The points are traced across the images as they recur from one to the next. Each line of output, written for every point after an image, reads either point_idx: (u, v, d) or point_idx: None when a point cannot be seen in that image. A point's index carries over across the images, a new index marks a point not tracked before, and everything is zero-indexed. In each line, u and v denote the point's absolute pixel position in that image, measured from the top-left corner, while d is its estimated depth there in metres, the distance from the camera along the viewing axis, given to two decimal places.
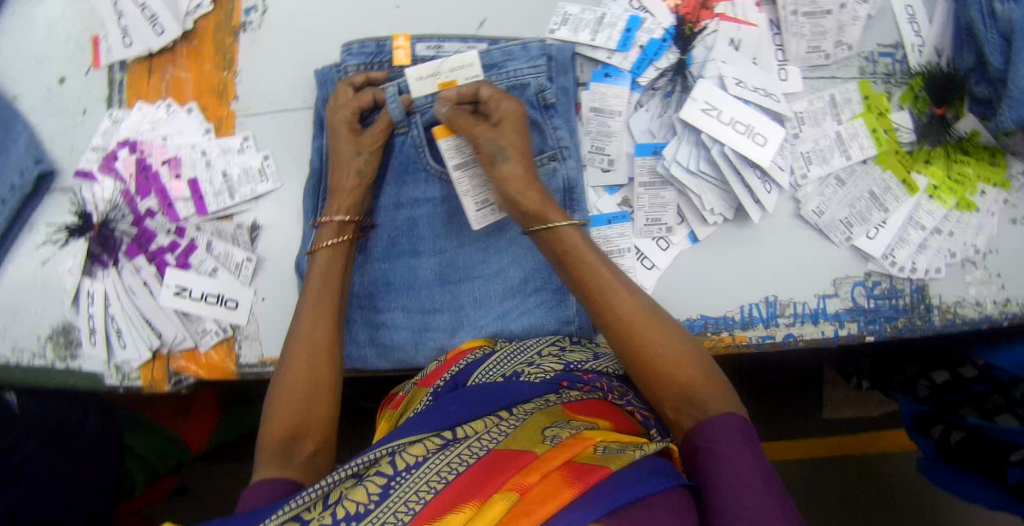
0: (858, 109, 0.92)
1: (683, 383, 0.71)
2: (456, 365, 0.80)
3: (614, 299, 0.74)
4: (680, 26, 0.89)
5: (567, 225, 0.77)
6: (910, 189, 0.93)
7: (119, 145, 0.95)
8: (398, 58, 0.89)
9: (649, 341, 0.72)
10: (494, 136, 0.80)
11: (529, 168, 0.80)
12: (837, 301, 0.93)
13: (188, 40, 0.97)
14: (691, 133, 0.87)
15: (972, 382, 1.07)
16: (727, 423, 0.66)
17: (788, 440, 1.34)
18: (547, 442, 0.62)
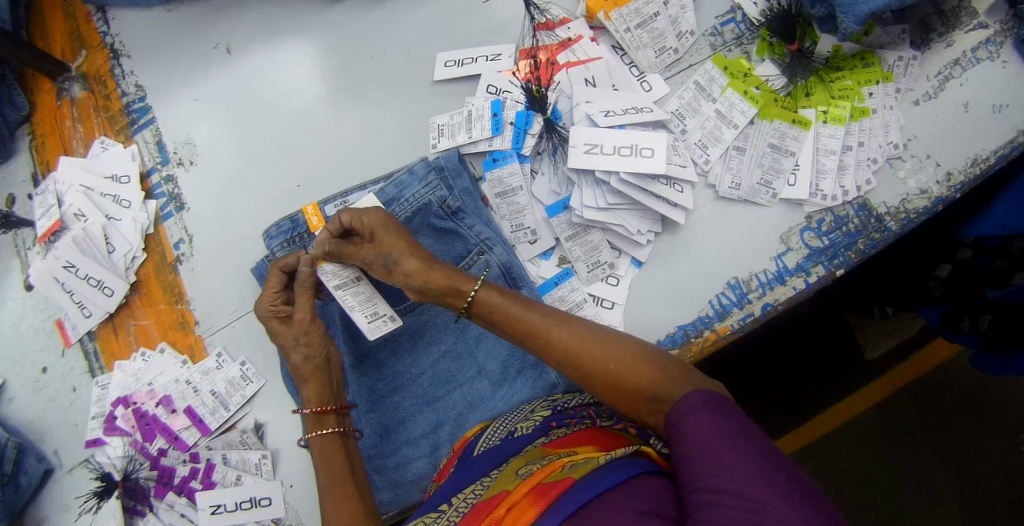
0: (723, 81, 0.97)
1: (641, 385, 0.77)
2: (461, 450, 0.87)
3: (548, 338, 0.81)
4: (528, 91, 0.96)
5: (481, 288, 0.83)
6: (803, 125, 0.95)
7: (115, 405, 1.01)
8: (313, 224, 0.95)
9: (598, 359, 0.79)
10: (376, 250, 0.84)
11: (422, 253, 0.85)
12: (794, 254, 0.97)
13: (137, 289, 1.05)
14: (585, 176, 0.92)
15: (973, 261, 1.19)
16: (693, 402, 0.71)
17: (842, 397, 1.50)
18: (519, 478, 0.72)
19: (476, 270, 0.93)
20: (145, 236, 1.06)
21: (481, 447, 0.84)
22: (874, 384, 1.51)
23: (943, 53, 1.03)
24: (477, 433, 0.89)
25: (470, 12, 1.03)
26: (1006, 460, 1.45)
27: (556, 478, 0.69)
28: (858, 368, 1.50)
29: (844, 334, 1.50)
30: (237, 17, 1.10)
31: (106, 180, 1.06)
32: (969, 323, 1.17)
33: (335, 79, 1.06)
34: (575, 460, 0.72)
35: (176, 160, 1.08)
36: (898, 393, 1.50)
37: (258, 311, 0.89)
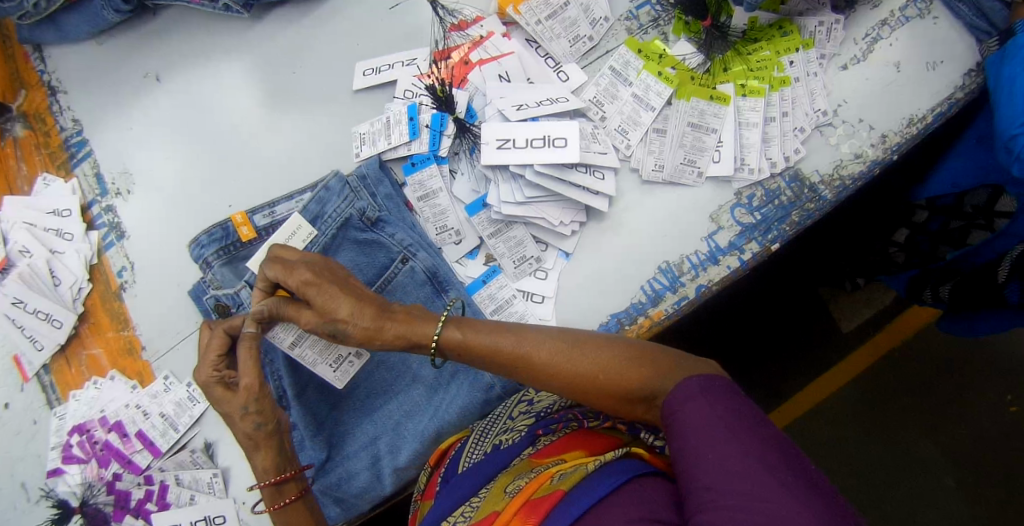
0: (639, 64, 0.96)
1: (631, 385, 0.75)
2: (444, 466, 0.86)
3: (526, 366, 0.79)
4: (433, 91, 0.96)
5: (444, 327, 0.82)
6: (722, 100, 0.94)
7: (70, 434, 1.03)
8: (244, 234, 0.95)
9: (579, 370, 0.78)
10: (319, 314, 0.80)
11: (368, 306, 0.81)
12: (725, 232, 0.95)
13: (85, 319, 1.07)
14: (500, 171, 0.92)
15: (928, 223, 1.15)
16: (692, 391, 0.69)
17: (821, 375, 1.47)
18: (507, 496, 0.71)
19: (402, 276, 0.94)
20: (90, 267, 1.08)
21: (466, 462, 0.83)
22: (854, 357, 1.47)
23: (869, 14, 1.01)
24: (458, 441, 0.89)
25: (386, 20, 1.04)
26: (996, 424, 1.42)
27: (546, 492, 0.68)
28: (833, 342, 1.48)
29: (814, 307, 1.48)
30: (162, 43, 1.12)
31: (49, 215, 1.09)
32: (930, 293, 1.18)
33: (261, 97, 1.07)
34: (563, 469, 0.71)
35: (114, 190, 1.10)
36: (882, 364, 1.46)
37: (199, 379, 0.83)
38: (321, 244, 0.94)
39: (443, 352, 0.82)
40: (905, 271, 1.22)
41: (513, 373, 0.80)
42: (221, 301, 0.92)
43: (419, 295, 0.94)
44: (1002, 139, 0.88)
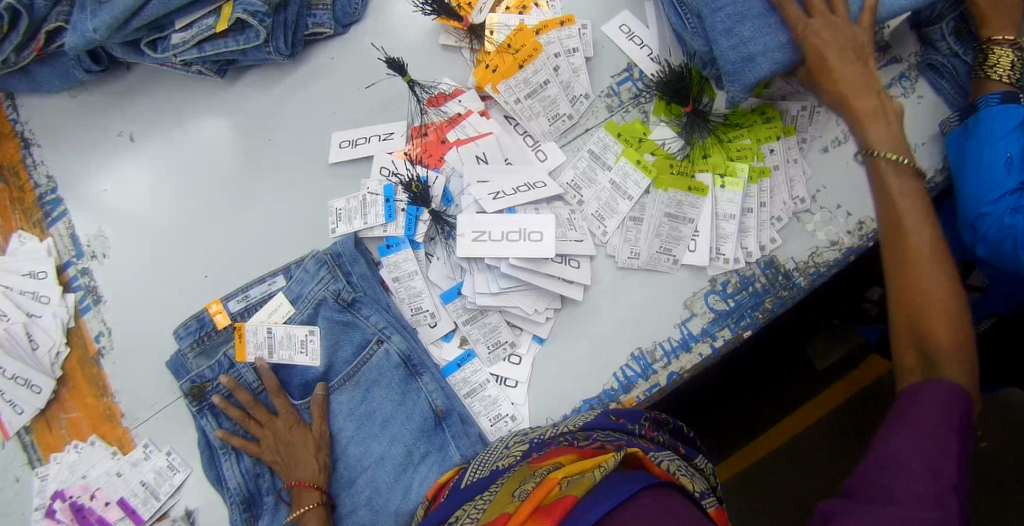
0: (618, 149, 0.96)
1: (934, 343, 0.68)
2: (442, 494, 0.85)
3: (909, 235, 0.72)
4: (410, 184, 0.94)
5: (882, 158, 0.76)
6: (699, 191, 0.94)
7: (52, 499, 1.05)
8: (220, 322, 0.99)
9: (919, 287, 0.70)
10: (839, 54, 0.81)
11: (868, 83, 0.80)
12: (698, 319, 0.95)
13: (65, 382, 1.08)
14: (475, 261, 0.93)
15: None
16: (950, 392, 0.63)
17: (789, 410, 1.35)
18: (516, 498, 0.69)
19: (378, 359, 0.95)
20: (68, 330, 1.08)
21: (465, 483, 0.83)
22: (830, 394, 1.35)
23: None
24: (453, 476, 0.89)
25: (364, 92, 1.04)
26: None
27: (555, 498, 0.68)
28: (805, 379, 1.35)
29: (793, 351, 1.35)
30: (137, 102, 1.10)
31: (24, 278, 1.08)
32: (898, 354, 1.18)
33: (237, 163, 1.06)
34: (569, 475, 0.71)
35: (90, 252, 1.09)
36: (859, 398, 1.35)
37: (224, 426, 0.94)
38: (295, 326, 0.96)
39: (868, 169, 0.78)
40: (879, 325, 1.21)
41: (889, 238, 0.74)
42: (203, 378, 0.96)
43: (393, 378, 0.95)
44: (969, 216, 0.87)
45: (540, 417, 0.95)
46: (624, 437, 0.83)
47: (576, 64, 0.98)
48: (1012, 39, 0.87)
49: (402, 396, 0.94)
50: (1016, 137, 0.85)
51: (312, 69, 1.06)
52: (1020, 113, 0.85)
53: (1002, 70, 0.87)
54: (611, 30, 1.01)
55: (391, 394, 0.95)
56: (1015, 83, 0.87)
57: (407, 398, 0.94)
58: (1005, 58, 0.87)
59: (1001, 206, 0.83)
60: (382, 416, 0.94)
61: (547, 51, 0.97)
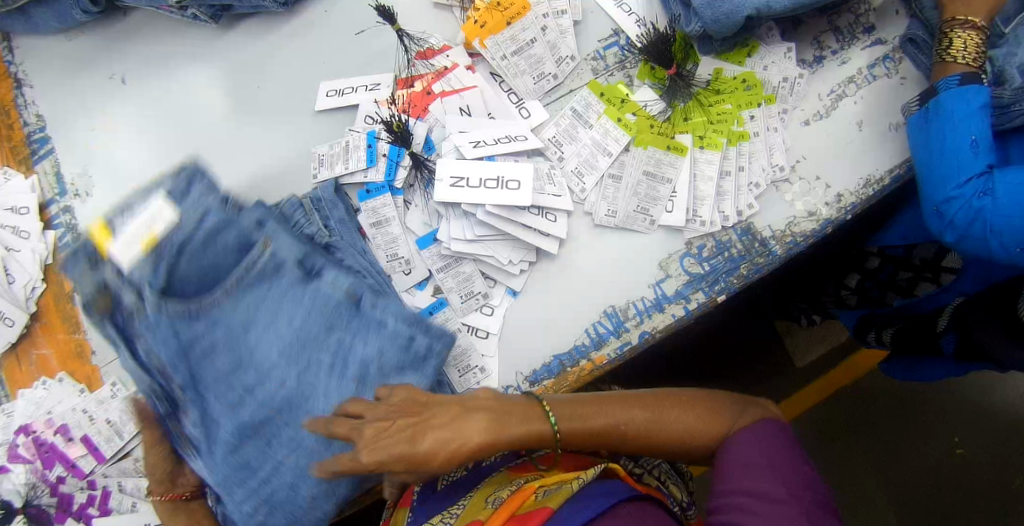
0: (600, 108, 0.97)
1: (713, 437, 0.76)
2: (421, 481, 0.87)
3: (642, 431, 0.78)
4: (388, 122, 0.96)
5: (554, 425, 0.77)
6: (679, 151, 0.95)
7: (15, 434, 1.03)
8: None
9: (654, 436, 0.77)
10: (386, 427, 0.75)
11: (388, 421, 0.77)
12: (672, 281, 0.95)
13: (37, 319, 1.07)
14: (453, 208, 0.93)
15: (878, 271, 1.21)
16: (764, 433, 0.73)
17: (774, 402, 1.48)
18: (489, 506, 0.73)
19: (262, 264, 0.89)
20: (45, 267, 1.08)
21: (444, 481, 0.85)
22: (811, 387, 1.48)
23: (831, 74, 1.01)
24: None
25: (354, 44, 1.05)
26: (940, 466, 1.41)
27: (529, 508, 0.70)
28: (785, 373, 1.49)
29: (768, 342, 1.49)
30: (131, 48, 1.11)
31: (6, 212, 1.08)
32: (875, 334, 1.24)
33: (226, 109, 1.08)
34: (546, 485, 0.74)
35: (73, 191, 1.10)
36: (850, 392, 1.47)
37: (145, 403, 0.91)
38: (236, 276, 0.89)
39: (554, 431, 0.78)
40: (856, 311, 1.27)
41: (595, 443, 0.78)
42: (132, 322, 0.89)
43: (328, 306, 0.90)
44: (935, 199, 0.91)
45: (509, 369, 0.95)
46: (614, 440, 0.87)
47: (563, 25, 1.00)
48: (966, 19, 0.90)
49: (334, 324, 0.90)
50: (979, 117, 0.88)
51: (304, 21, 1.08)
52: (982, 93, 0.88)
53: (958, 52, 0.90)
54: None
55: (357, 337, 0.90)
56: (974, 63, 0.90)
57: (365, 339, 0.89)
58: (968, 40, 0.90)
59: (967, 190, 0.87)
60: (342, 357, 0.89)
61: (536, 11, 0.99)
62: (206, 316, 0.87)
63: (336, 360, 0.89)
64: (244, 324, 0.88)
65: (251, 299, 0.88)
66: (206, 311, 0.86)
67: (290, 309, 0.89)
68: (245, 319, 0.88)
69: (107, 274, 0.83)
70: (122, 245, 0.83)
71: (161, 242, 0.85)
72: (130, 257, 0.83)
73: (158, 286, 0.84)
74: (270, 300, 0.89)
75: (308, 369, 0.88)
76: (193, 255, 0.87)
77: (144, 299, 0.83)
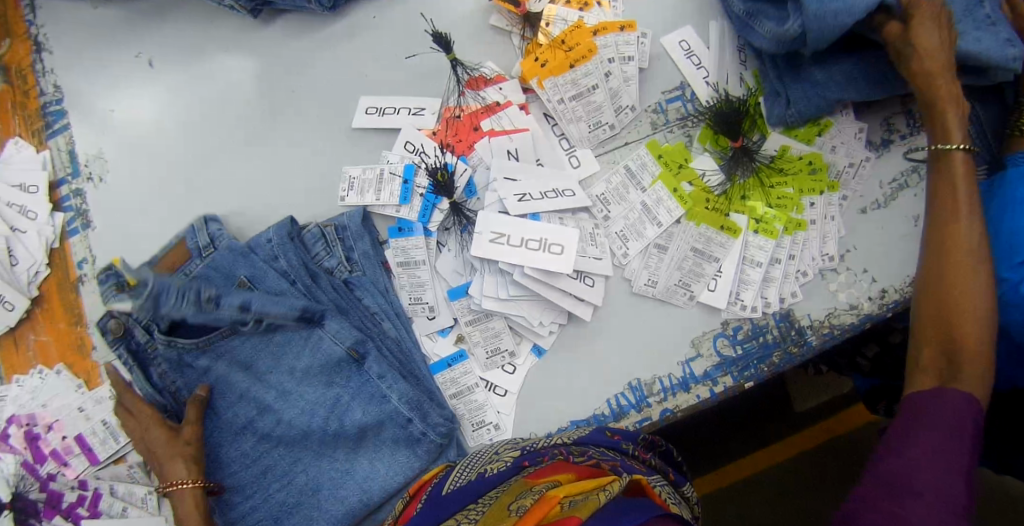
0: (656, 171, 0.92)
1: (971, 326, 0.72)
2: (423, 495, 0.81)
3: (958, 232, 0.75)
4: (434, 176, 0.90)
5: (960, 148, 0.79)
6: (732, 232, 0.90)
7: (7, 423, 1.01)
8: None
9: (962, 272, 0.73)
10: None
11: None
12: (702, 361, 0.91)
13: (39, 304, 1.03)
14: (488, 263, 0.88)
15: (899, 346, 1.13)
16: (945, 403, 0.68)
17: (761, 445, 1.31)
18: (513, 513, 0.67)
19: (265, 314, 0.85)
20: (50, 250, 1.03)
21: (449, 487, 0.79)
22: (802, 434, 1.31)
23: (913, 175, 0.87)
24: (441, 472, 0.85)
25: (401, 61, 0.98)
26: None
27: (559, 517, 0.65)
28: (782, 418, 1.32)
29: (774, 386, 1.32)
30: (161, 27, 1.04)
31: (15, 190, 1.03)
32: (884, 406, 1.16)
33: (254, 108, 1.01)
34: (571, 495, 0.69)
35: (86, 174, 1.03)
36: (841, 444, 1.30)
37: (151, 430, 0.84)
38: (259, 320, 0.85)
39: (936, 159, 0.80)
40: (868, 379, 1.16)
41: (933, 233, 0.77)
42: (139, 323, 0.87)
43: (330, 362, 0.88)
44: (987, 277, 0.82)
45: (523, 429, 0.90)
46: (621, 459, 0.81)
47: (628, 73, 0.93)
48: None
49: (337, 380, 0.88)
50: None
51: (350, 26, 1.00)
52: None
53: None
54: (671, 43, 0.95)
55: (355, 400, 0.88)
56: None
57: (361, 404, 0.88)
58: None
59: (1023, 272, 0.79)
60: (345, 403, 0.88)
61: (601, 55, 0.92)
62: (216, 348, 0.87)
63: (333, 415, 0.88)
64: (251, 355, 0.88)
65: (258, 337, 0.87)
66: (217, 344, 0.86)
67: (291, 357, 0.88)
68: (255, 347, 0.87)
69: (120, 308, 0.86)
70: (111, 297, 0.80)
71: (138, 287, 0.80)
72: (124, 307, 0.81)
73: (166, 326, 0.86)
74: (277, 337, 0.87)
75: (306, 406, 0.88)
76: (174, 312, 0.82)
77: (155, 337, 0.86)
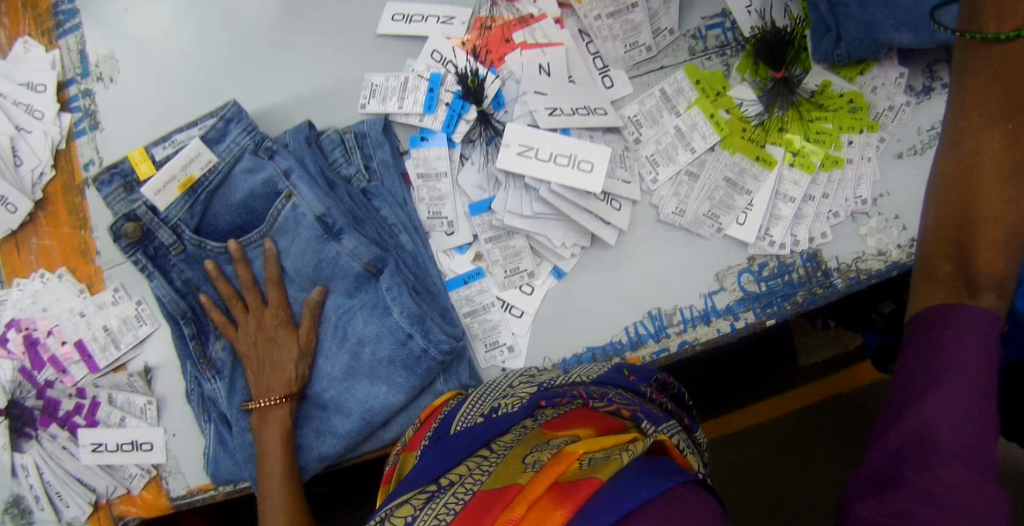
0: (692, 96, 0.89)
1: (990, 246, 0.61)
2: (436, 419, 0.80)
3: (986, 133, 0.62)
4: (464, 82, 0.88)
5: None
6: (766, 163, 0.88)
7: (6, 327, 0.98)
8: None
9: (999, 197, 0.61)
10: None
11: None
12: (725, 295, 0.89)
13: (42, 207, 1.00)
14: (514, 178, 0.86)
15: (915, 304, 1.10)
16: (960, 341, 0.57)
17: (765, 396, 1.30)
18: (529, 469, 0.64)
19: (285, 216, 0.84)
20: (57, 152, 1.00)
21: (458, 424, 0.77)
22: (808, 387, 1.30)
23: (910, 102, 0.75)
24: (452, 400, 0.83)
25: None
26: None
27: (575, 478, 0.62)
28: (787, 370, 1.31)
29: (781, 339, 1.31)
30: None
31: (21, 88, 0.99)
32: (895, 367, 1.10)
33: (274, 14, 0.97)
34: (591, 452, 0.65)
35: (97, 75, 1.00)
36: (848, 400, 1.29)
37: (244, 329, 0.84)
38: (277, 221, 0.84)
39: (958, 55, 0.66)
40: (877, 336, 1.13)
41: (952, 138, 0.64)
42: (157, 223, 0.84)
43: (344, 272, 0.84)
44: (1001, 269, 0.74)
45: (538, 353, 0.88)
46: (639, 403, 0.76)
47: None
48: None
49: (355, 293, 0.85)
50: None
51: None
52: None
53: None
54: None
55: (362, 310, 0.84)
56: None
57: (367, 315, 0.84)
58: None
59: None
60: (352, 314, 0.85)
61: None
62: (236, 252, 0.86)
63: (342, 327, 0.85)
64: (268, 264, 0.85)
65: (277, 244, 0.85)
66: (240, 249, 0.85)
67: (303, 264, 0.85)
68: (268, 256, 0.85)
69: (139, 207, 0.84)
70: (158, 184, 0.83)
71: (198, 183, 0.85)
72: (164, 199, 0.84)
73: (193, 227, 0.86)
74: (288, 241, 0.85)
75: (314, 315, 0.85)
76: (228, 193, 0.86)
77: (183, 238, 0.85)
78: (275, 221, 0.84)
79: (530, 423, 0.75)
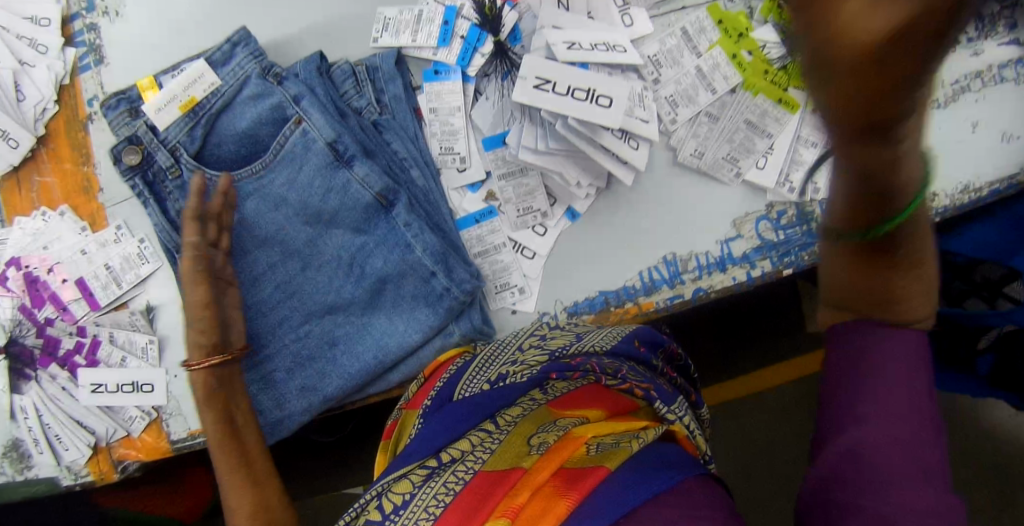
0: (714, 36, 0.86)
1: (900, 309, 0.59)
2: (440, 379, 0.78)
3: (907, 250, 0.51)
4: (480, 8, 0.86)
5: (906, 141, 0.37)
6: (790, 107, 0.85)
7: (7, 265, 0.96)
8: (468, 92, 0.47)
9: (909, 290, 0.57)
10: None
11: None
12: (743, 242, 0.87)
13: (44, 143, 0.98)
14: (531, 113, 0.82)
15: None
16: (895, 349, 0.61)
17: (770, 364, 1.28)
18: (534, 451, 0.65)
19: (292, 142, 0.82)
20: (60, 88, 0.97)
21: (461, 391, 0.74)
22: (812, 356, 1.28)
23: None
24: (458, 358, 0.81)
25: None
26: None
27: (588, 464, 0.64)
28: (793, 338, 1.28)
29: (789, 305, 1.28)
30: None
31: (24, 21, 0.96)
32: None
33: None
34: (600, 437, 0.68)
35: (102, 8, 0.97)
36: None
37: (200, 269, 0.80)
38: (286, 153, 0.82)
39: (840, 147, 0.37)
40: None
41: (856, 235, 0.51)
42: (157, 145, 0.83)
43: (356, 206, 0.82)
44: None
45: (548, 295, 0.87)
46: (653, 379, 0.75)
47: None
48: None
49: (366, 228, 0.83)
50: None
51: None
52: None
53: None
54: None
55: (380, 247, 0.83)
56: None
57: (383, 253, 0.83)
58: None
59: None
60: (366, 253, 0.83)
61: None
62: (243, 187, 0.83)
63: (355, 263, 0.83)
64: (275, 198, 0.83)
65: (287, 177, 0.82)
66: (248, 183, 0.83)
67: (313, 199, 0.82)
68: (278, 191, 0.83)
69: (140, 128, 0.83)
70: (160, 101, 0.82)
71: (199, 106, 0.83)
72: (164, 119, 0.83)
73: (194, 151, 0.83)
74: (298, 175, 0.82)
75: (328, 251, 0.83)
76: (231, 119, 0.83)
77: (182, 161, 0.83)
78: (285, 153, 0.82)
79: (538, 394, 0.75)
